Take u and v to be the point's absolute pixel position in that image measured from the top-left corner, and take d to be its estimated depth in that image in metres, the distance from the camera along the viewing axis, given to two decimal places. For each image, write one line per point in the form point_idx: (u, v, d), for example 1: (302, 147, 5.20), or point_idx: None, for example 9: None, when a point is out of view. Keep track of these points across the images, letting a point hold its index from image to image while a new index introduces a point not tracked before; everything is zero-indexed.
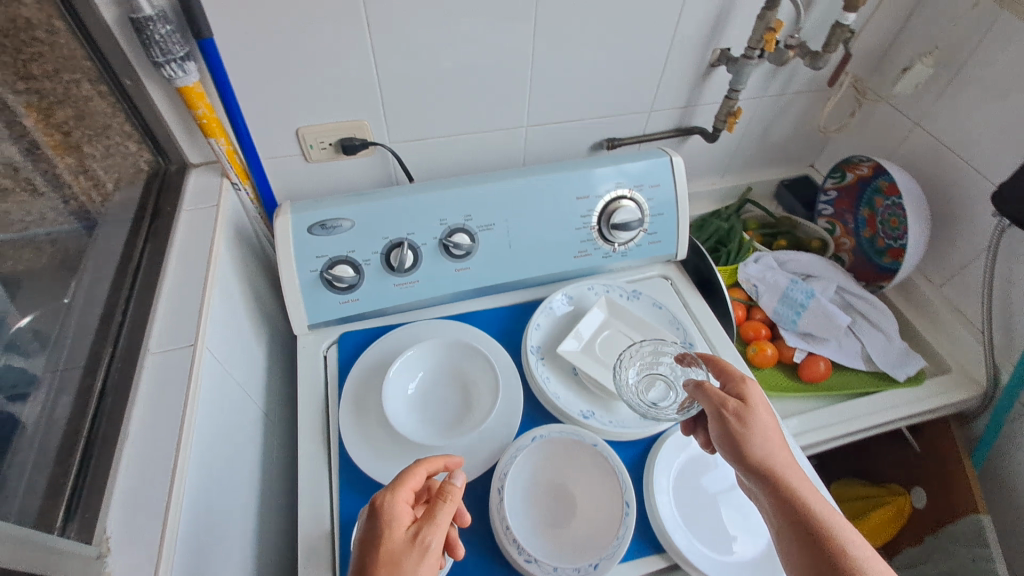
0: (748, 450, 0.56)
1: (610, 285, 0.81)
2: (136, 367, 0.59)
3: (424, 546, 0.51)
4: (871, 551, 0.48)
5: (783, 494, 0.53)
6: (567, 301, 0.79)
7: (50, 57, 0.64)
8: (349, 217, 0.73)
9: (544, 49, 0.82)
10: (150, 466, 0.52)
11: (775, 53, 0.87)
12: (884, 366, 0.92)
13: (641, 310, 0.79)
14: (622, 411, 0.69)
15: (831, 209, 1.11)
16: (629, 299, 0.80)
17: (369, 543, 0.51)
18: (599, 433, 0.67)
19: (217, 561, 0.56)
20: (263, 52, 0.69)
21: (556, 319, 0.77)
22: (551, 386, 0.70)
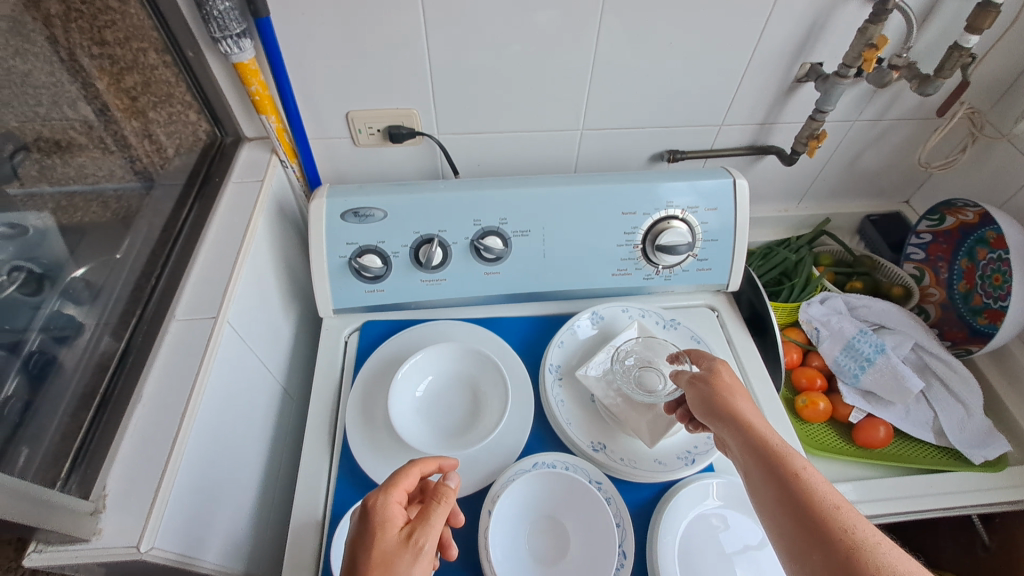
0: (718, 400, 0.58)
1: (647, 309, 0.76)
2: (160, 331, 0.60)
3: (419, 547, 0.48)
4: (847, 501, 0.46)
5: (745, 434, 0.54)
6: (598, 320, 0.75)
7: (120, 27, 0.69)
8: (381, 207, 0.72)
9: (608, 51, 0.76)
10: (154, 431, 0.53)
11: (876, 72, 0.77)
12: (958, 443, 0.80)
13: (676, 342, 0.74)
14: (637, 451, 0.64)
15: (923, 254, 0.98)
16: (665, 328, 0.75)
17: (360, 544, 0.48)
18: (607, 469, 0.62)
19: (209, 532, 0.57)
20: (317, 33, 0.70)
21: (581, 339, 0.73)
22: (563, 411, 0.66)
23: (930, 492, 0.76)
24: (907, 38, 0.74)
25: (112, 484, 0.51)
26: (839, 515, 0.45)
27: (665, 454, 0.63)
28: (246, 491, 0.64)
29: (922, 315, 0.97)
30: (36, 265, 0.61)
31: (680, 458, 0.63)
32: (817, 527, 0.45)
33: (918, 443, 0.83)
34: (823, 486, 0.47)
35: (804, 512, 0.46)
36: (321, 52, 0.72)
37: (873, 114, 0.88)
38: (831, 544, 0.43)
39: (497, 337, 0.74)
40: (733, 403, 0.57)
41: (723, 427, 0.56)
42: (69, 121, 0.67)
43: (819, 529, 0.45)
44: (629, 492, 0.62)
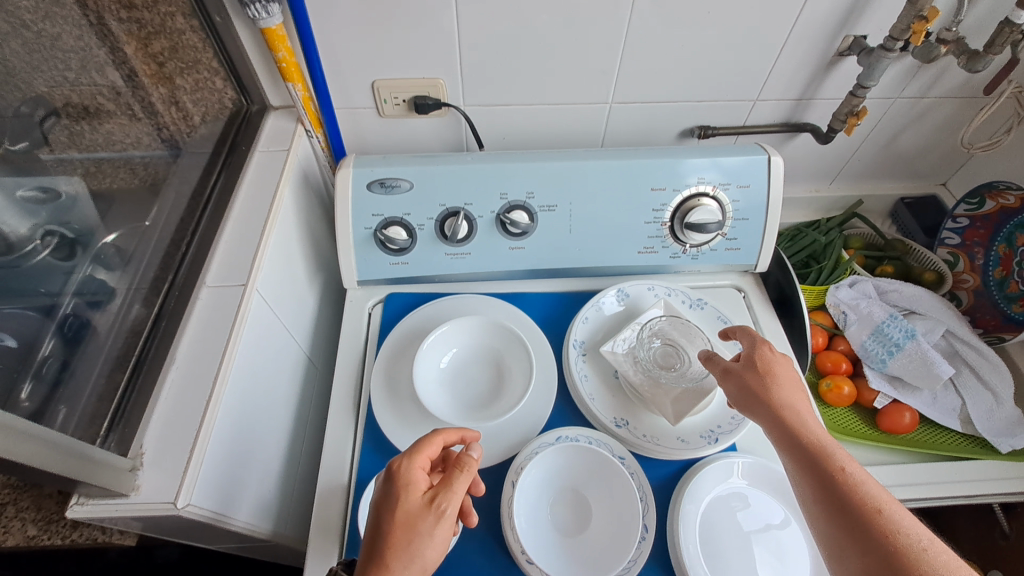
0: (759, 387, 0.57)
1: (673, 288, 0.75)
2: (191, 298, 0.61)
3: (441, 512, 0.48)
4: (893, 503, 0.46)
5: (789, 425, 0.53)
6: (625, 298, 0.74)
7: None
8: (408, 178, 0.71)
9: (642, 21, 0.74)
10: (188, 394, 0.55)
11: (922, 48, 0.74)
12: (986, 432, 0.78)
13: (703, 322, 0.73)
14: (660, 427, 0.64)
15: (958, 239, 0.95)
16: (692, 307, 0.74)
17: (384, 506, 0.49)
18: (630, 445, 0.62)
19: (241, 494, 0.59)
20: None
21: (606, 316, 0.72)
22: (587, 386, 0.66)
23: (953, 480, 0.75)
24: (958, 11, 0.71)
25: (149, 443, 0.52)
26: (882, 517, 0.45)
27: (688, 433, 0.63)
28: (273, 456, 0.65)
29: (954, 302, 0.94)
30: (68, 231, 0.64)
31: (703, 437, 0.62)
32: (859, 526, 0.45)
33: (944, 431, 0.82)
34: (867, 485, 0.47)
35: (845, 511, 0.46)
36: (348, 17, 0.71)
37: (915, 91, 0.85)
38: (874, 544, 0.44)
39: (521, 312, 0.73)
40: (772, 391, 0.56)
41: (764, 415, 0.55)
42: (98, 88, 0.67)
43: (862, 529, 0.45)
44: (652, 468, 0.62)
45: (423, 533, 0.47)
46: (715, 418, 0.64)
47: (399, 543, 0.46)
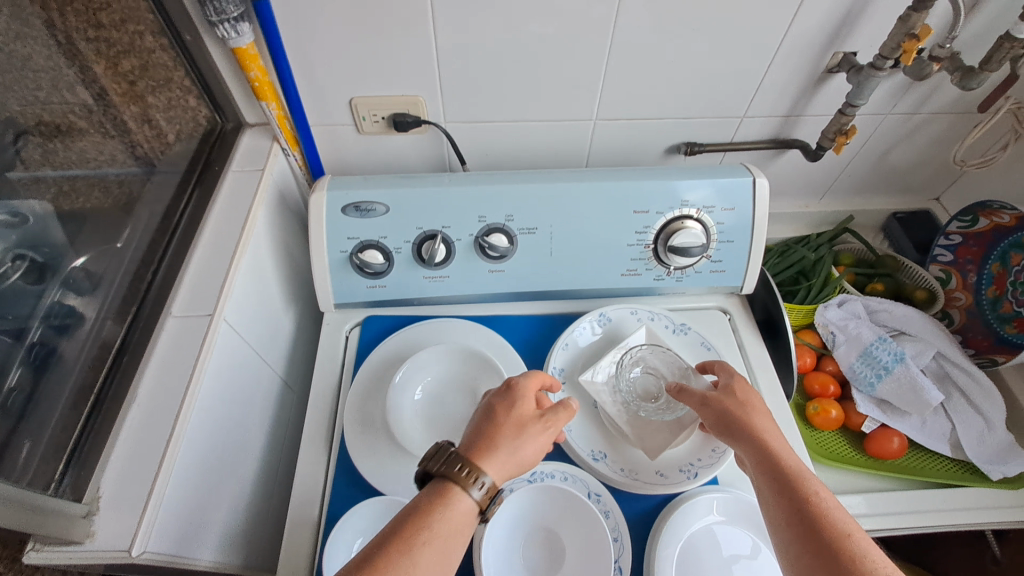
0: (736, 412, 0.57)
1: (656, 312, 0.73)
2: (156, 328, 0.60)
3: (547, 426, 0.54)
4: (861, 532, 0.46)
5: (764, 450, 0.53)
6: (606, 322, 0.72)
7: (114, 8, 0.66)
8: (383, 202, 0.69)
9: (625, 39, 0.72)
10: (149, 432, 0.53)
11: (915, 65, 0.71)
12: (976, 459, 0.77)
13: (687, 349, 0.71)
14: (638, 460, 0.62)
15: (951, 256, 0.93)
16: (675, 332, 0.72)
17: (490, 412, 0.54)
18: (606, 480, 0.61)
19: (205, 531, 0.57)
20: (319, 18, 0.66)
21: (588, 343, 0.71)
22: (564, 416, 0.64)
23: (942, 509, 0.73)
24: (951, 27, 0.68)
25: (106, 485, 0.51)
26: (851, 543, 0.44)
27: (667, 466, 0.61)
28: (242, 488, 0.64)
29: (945, 320, 0.93)
30: (36, 255, 0.61)
31: (682, 471, 0.61)
32: (829, 550, 0.44)
33: (934, 456, 0.80)
34: (837, 511, 0.47)
35: (816, 534, 0.45)
36: (322, 35, 0.68)
37: (907, 107, 0.83)
38: (843, 569, 0.43)
39: (500, 337, 0.72)
40: (750, 417, 0.56)
41: (739, 440, 0.55)
42: (70, 106, 0.65)
43: (834, 553, 0.44)
44: (630, 503, 0.61)
45: (524, 437, 0.53)
46: (695, 452, 0.62)
47: (502, 442, 0.51)
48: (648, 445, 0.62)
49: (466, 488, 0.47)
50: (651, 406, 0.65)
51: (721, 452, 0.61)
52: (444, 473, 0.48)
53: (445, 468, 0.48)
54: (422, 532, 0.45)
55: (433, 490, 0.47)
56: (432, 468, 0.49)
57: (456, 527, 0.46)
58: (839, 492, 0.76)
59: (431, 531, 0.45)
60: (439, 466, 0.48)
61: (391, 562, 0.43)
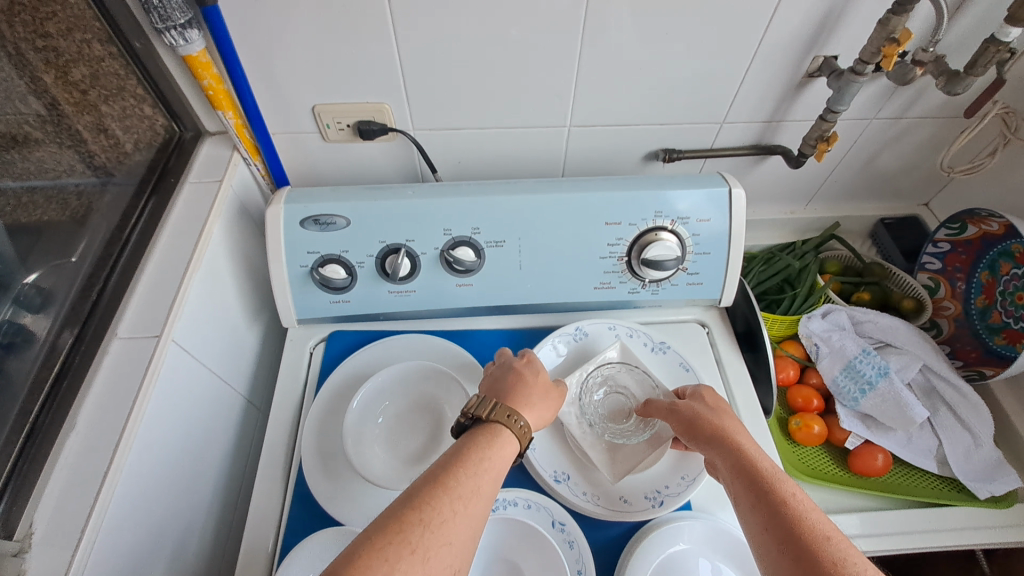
0: (706, 420, 0.56)
1: (635, 329, 0.71)
2: (100, 350, 0.57)
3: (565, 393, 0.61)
4: (842, 534, 0.42)
5: (736, 455, 0.50)
6: (582, 338, 0.70)
7: (61, 15, 0.62)
8: (344, 215, 0.67)
9: (596, 43, 0.69)
10: (87, 463, 0.51)
11: (897, 69, 0.69)
12: (962, 476, 0.74)
13: (663, 368, 0.68)
14: (603, 485, 0.60)
15: (939, 264, 0.90)
16: (653, 351, 0.70)
17: (515, 377, 0.59)
18: (569, 504, 0.58)
19: (151, 563, 0.55)
20: (274, 24, 0.64)
21: (561, 361, 0.69)
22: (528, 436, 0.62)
23: (929, 529, 0.71)
24: (935, 30, 0.66)
25: (40, 521, 0.48)
26: (830, 545, 0.40)
27: (632, 492, 0.59)
28: (195, 514, 0.62)
29: (935, 330, 0.90)
30: None
31: (647, 498, 0.59)
32: (807, 553, 0.40)
33: (919, 472, 0.78)
34: (814, 513, 0.43)
35: (792, 537, 0.42)
36: (278, 41, 0.66)
37: (892, 112, 0.80)
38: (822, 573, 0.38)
39: (469, 354, 0.70)
40: (720, 424, 0.55)
41: (711, 447, 0.53)
42: (23, 116, 0.61)
43: (806, 554, 0.40)
44: (596, 530, 0.58)
45: (547, 399, 0.58)
46: (662, 477, 0.60)
47: (530, 401, 0.56)
48: (612, 465, 0.61)
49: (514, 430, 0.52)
50: (621, 428, 0.63)
51: (689, 479, 0.59)
52: (495, 417, 0.52)
53: (493, 415, 0.52)
54: (482, 461, 0.47)
55: (484, 431, 0.50)
56: (479, 415, 0.53)
57: (506, 463, 0.50)
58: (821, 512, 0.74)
59: (490, 462, 0.48)
60: (487, 413, 0.52)
61: (458, 487, 0.44)
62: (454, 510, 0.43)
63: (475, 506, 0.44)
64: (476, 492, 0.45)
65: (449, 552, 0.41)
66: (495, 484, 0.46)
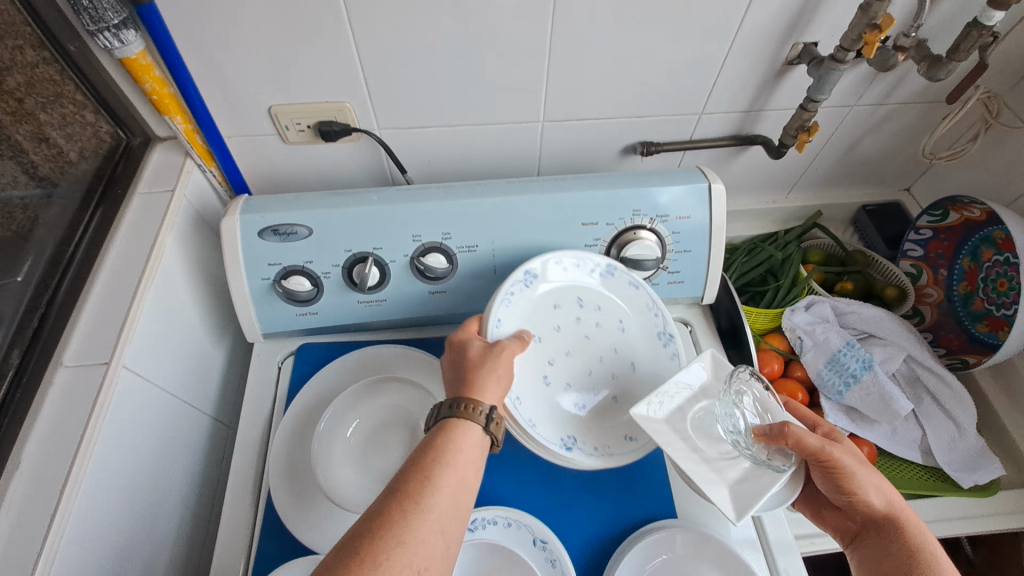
0: (862, 480, 0.52)
1: (581, 256, 0.65)
2: (44, 381, 0.53)
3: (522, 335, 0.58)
4: None
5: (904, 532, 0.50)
6: (532, 282, 0.63)
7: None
8: (305, 224, 0.63)
9: (566, 35, 0.65)
10: (33, 506, 0.47)
11: (878, 56, 0.67)
12: (946, 467, 0.74)
13: (616, 291, 0.66)
14: (592, 437, 0.60)
15: (921, 251, 0.89)
16: (604, 275, 0.66)
17: (453, 367, 0.55)
18: (584, 465, 0.57)
19: None
20: (220, 21, 0.59)
21: (516, 308, 0.61)
22: (520, 410, 0.57)
23: None
24: (916, 15, 0.63)
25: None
26: None
27: (624, 438, 0.60)
28: (160, 545, 0.59)
29: (917, 318, 0.90)
30: None
31: (634, 436, 0.60)
32: None
33: (905, 463, 0.78)
34: None
35: None
36: (224, 40, 0.61)
37: (872, 99, 0.78)
38: None
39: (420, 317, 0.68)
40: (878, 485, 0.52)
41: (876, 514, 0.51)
42: None
43: None
44: (578, 545, 0.57)
45: (504, 354, 0.55)
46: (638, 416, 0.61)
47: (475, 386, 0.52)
48: (733, 502, 0.53)
49: (468, 419, 0.49)
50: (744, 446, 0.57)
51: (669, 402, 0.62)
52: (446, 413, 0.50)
53: (438, 418, 0.50)
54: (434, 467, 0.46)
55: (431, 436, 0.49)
56: (429, 424, 0.51)
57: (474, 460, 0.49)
58: None
59: (439, 455, 0.46)
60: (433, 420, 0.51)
61: (412, 490, 0.43)
62: (404, 511, 0.42)
63: (434, 507, 0.43)
64: (432, 487, 0.44)
65: (406, 552, 0.40)
66: (444, 474, 0.45)
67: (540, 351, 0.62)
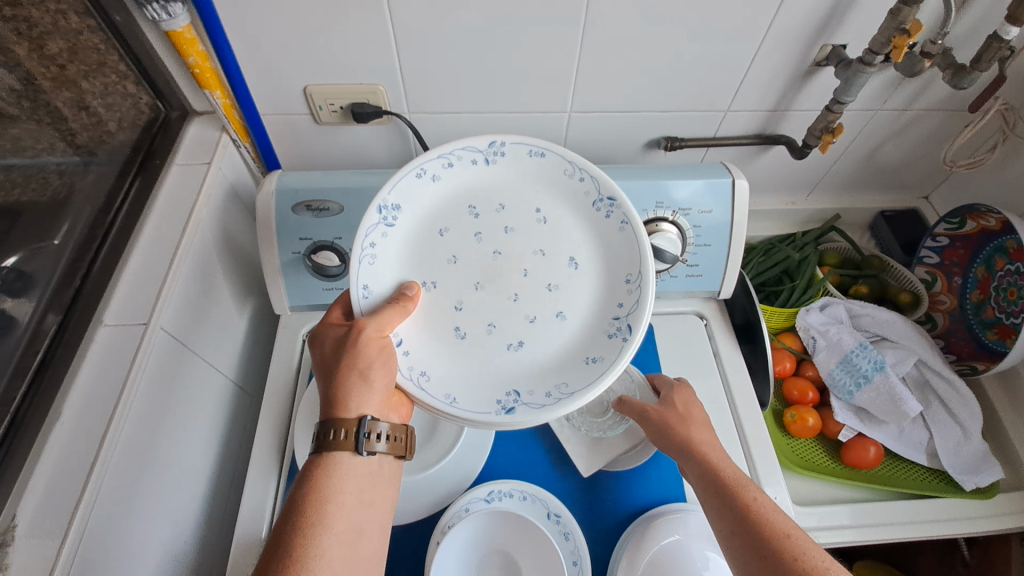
0: (678, 431, 0.56)
1: (448, 154, 0.57)
2: (86, 338, 0.55)
3: (394, 301, 0.53)
4: (795, 528, 0.47)
5: (702, 465, 0.53)
6: (395, 216, 0.56)
7: None
8: (337, 200, 0.66)
9: (598, 28, 0.66)
10: (73, 455, 0.49)
11: (906, 60, 0.67)
12: (950, 469, 0.75)
13: (509, 172, 0.58)
14: (557, 365, 0.54)
15: (937, 258, 0.90)
16: (490, 161, 0.58)
17: (322, 369, 0.54)
18: (527, 422, 0.50)
19: (140, 554, 0.53)
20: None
21: (399, 247, 0.57)
22: (432, 386, 0.52)
23: (918, 521, 0.71)
24: (944, 22, 0.64)
25: (25, 512, 0.47)
26: (773, 535, 0.46)
27: (606, 346, 0.54)
28: (188, 506, 0.61)
29: (929, 324, 0.90)
30: None
31: (615, 335, 0.54)
32: (758, 545, 0.46)
33: (909, 464, 0.79)
34: (769, 513, 0.47)
35: (749, 537, 0.47)
36: (264, 16, 0.62)
37: (897, 104, 0.79)
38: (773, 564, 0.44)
39: None
40: (688, 429, 0.56)
41: (683, 459, 0.54)
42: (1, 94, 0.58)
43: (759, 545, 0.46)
44: (592, 523, 0.59)
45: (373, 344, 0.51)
46: (607, 319, 0.55)
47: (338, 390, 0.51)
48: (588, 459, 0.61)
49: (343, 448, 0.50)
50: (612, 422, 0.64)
51: (636, 280, 0.55)
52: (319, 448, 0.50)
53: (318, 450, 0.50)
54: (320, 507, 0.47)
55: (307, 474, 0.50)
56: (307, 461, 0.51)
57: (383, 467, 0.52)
58: (812, 503, 0.74)
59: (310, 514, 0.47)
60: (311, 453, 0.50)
61: (291, 553, 0.44)
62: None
63: (323, 554, 0.45)
64: (307, 552, 0.45)
65: None
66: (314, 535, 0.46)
67: (443, 294, 0.56)
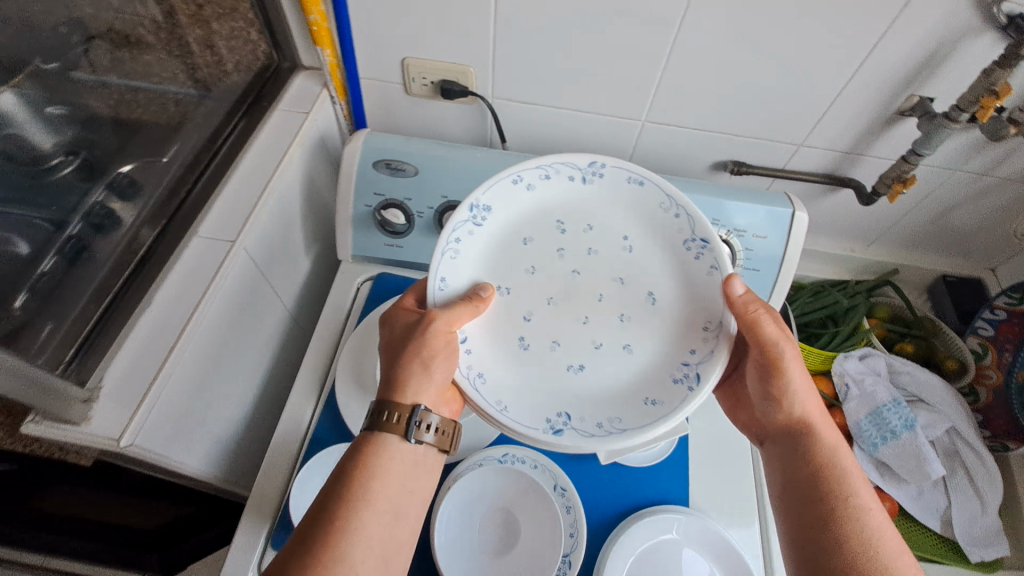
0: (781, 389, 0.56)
1: (548, 168, 0.61)
2: (182, 244, 0.62)
3: (468, 300, 0.56)
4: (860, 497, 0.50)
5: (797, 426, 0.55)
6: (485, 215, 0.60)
7: None
8: (413, 164, 0.71)
9: (688, 45, 0.69)
10: (155, 340, 0.56)
11: (991, 123, 0.66)
12: (962, 539, 0.75)
13: (604, 193, 0.62)
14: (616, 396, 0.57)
15: (992, 331, 0.86)
16: (588, 180, 0.61)
17: (389, 349, 0.57)
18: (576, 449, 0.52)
19: (191, 442, 0.60)
20: None
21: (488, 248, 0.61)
22: (489, 394, 0.56)
23: None
24: None
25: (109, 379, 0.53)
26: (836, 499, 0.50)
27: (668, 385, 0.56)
28: (234, 413, 0.67)
29: (970, 396, 0.87)
30: None
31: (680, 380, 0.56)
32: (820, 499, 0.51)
33: (920, 527, 0.78)
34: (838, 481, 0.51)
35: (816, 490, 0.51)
36: None
37: (978, 167, 0.77)
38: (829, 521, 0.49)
39: None
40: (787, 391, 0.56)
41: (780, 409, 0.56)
42: (139, 18, 0.74)
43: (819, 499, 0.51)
44: (596, 507, 0.61)
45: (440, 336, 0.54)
46: (676, 361, 0.57)
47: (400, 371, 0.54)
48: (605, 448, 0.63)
49: (396, 434, 0.52)
50: None
51: (713, 331, 0.56)
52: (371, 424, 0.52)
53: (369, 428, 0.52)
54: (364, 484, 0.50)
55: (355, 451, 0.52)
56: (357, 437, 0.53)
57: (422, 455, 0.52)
58: None
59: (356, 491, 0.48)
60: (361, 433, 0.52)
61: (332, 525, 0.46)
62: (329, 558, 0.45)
63: (364, 533, 0.47)
64: (348, 527, 0.47)
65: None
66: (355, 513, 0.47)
67: (516, 302, 0.60)
